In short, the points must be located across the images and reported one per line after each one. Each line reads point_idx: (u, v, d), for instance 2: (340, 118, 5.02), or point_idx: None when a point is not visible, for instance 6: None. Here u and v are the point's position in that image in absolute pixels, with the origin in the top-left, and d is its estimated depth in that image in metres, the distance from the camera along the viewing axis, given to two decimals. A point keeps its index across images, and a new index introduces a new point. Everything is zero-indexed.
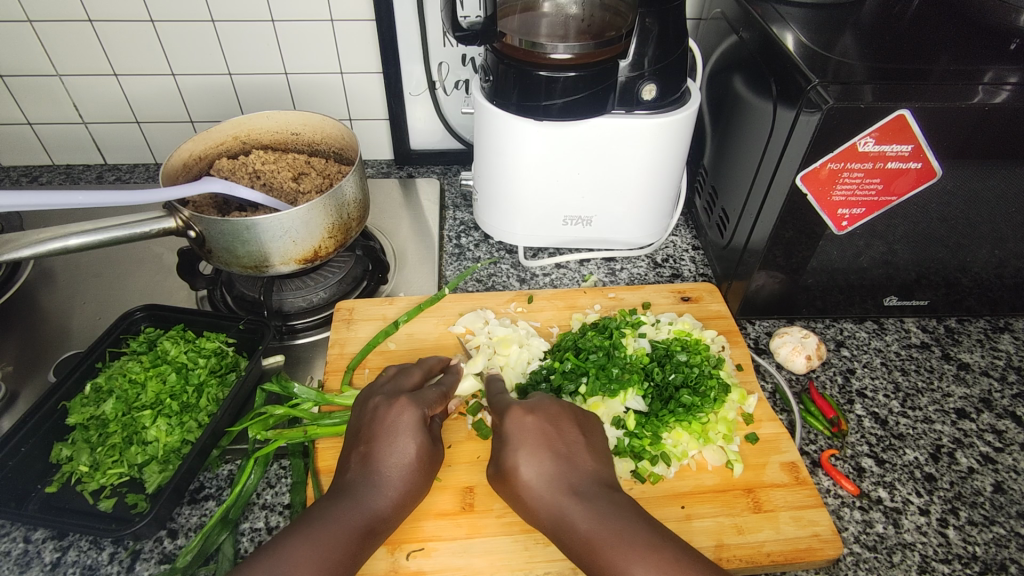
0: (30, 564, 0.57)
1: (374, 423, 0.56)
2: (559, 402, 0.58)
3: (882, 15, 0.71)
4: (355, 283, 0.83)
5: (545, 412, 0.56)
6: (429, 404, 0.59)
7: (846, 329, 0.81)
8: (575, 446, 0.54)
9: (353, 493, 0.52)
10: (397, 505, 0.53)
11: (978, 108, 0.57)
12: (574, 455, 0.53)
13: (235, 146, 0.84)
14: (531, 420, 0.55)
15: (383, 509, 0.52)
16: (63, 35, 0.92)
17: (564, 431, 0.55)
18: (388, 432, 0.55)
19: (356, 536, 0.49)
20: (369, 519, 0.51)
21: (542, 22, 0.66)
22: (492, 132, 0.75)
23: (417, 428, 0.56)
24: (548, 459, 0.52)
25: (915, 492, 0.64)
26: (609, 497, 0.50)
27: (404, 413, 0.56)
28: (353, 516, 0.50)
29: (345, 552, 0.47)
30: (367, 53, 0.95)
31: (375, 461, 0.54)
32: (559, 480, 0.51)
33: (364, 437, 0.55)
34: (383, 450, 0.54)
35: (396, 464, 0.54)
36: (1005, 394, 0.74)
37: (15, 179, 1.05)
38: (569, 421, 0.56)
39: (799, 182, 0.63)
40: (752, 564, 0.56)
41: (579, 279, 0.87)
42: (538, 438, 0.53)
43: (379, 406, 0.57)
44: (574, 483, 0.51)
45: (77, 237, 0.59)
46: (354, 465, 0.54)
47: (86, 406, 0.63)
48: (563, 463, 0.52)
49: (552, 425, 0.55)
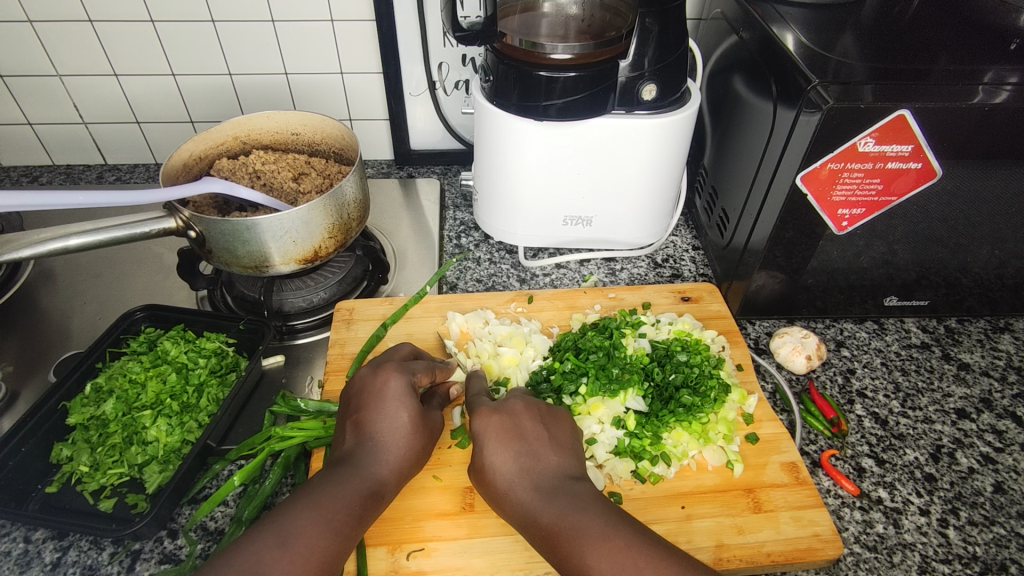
0: (31, 564, 0.57)
1: (364, 393, 0.56)
2: (522, 401, 0.57)
3: (882, 15, 0.71)
4: (355, 283, 0.83)
5: (507, 410, 0.56)
6: (414, 372, 0.60)
7: (846, 329, 0.81)
8: (539, 443, 0.53)
9: (350, 461, 0.52)
10: (395, 470, 0.53)
11: (978, 108, 0.57)
12: (538, 450, 0.53)
13: (235, 146, 0.84)
14: (496, 420, 0.54)
15: (382, 475, 0.52)
16: (63, 34, 0.92)
17: (528, 429, 0.54)
18: (377, 398, 0.56)
19: (359, 499, 0.49)
20: (371, 485, 0.51)
21: (542, 22, 0.66)
22: (493, 132, 0.75)
23: (407, 394, 0.56)
24: (513, 454, 0.52)
25: (915, 492, 0.64)
26: (570, 491, 0.49)
27: (393, 378, 0.57)
28: (354, 481, 0.50)
29: (350, 515, 0.48)
30: (367, 53, 0.95)
31: (367, 429, 0.54)
32: (523, 476, 0.51)
33: (356, 408, 0.56)
34: (374, 417, 0.55)
35: (388, 430, 0.54)
36: (1005, 394, 0.74)
37: (15, 179, 1.05)
38: (532, 420, 0.55)
39: (799, 182, 0.63)
40: (752, 564, 0.56)
41: (579, 279, 0.87)
42: (502, 435, 0.53)
43: (367, 376, 0.58)
44: (538, 479, 0.50)
45: (77, 237, 0.59)
46: (349, 435, 0.54)
47: (86, 406, 0.63)
48: (527, 459, 0.52)
49: (514, 424, 0.54)
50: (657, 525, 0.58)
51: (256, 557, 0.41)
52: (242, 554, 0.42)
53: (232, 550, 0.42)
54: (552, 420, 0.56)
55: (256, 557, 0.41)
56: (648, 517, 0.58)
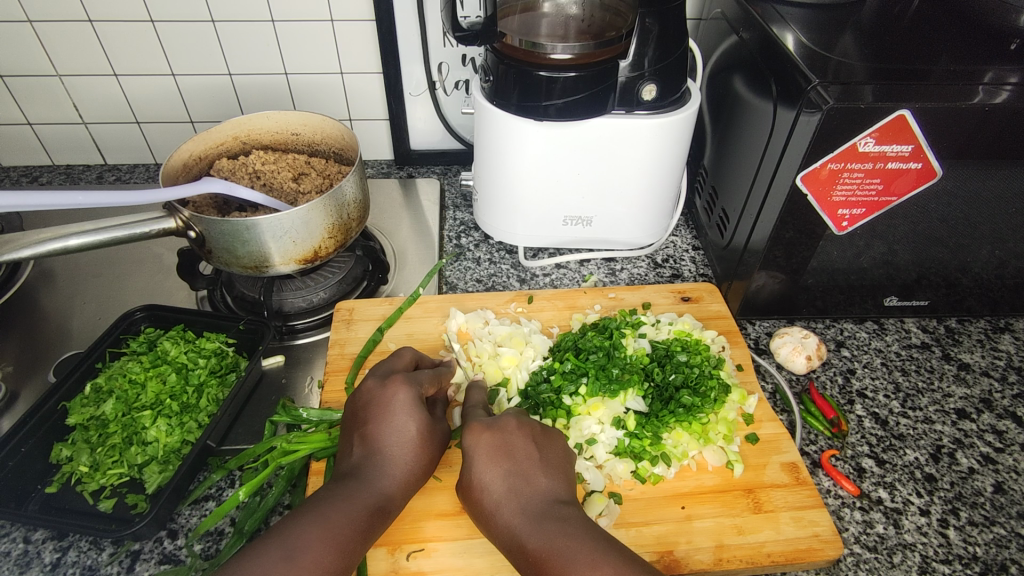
0: (30, 564, 0.57)
1: (371, 406, 0.56)
2: (517, 419, 0.56)
3: (882, 15, 0.71)
4: (355, 283, 0.83)
5: (500, 427, 0.55)
6: (422, 383, 0.60)
7: (846, 329, 0.81)
8: (530, 464, 0.52)
9: (357, 475, 0.52)
10: (403, 485, 0.53)
11: (978, 108, 0.57)
12: (529, 472, 0.52)
13: (234, 146, 0.84)
14: (486, 437, 0.54)
15: (390, 489, 0.52)
16: (63, 34, 0.92)
17: (519, 448, 0.53)
18: (385, 411, 0.56)
19: (366, 514, 0.49)
20: (378, 499, 0.51)
21: (542, 22, 0.66)
22: (493, 132, 0.75)
23: (415, 407, 0.57)
24: (501, 475, 0.51)
25: (915, 492, 0.64)
26: (558, 516, 0.48)
27: (400, 392, 0.57)
28: (361, 495, 0.50)
29: (357, 529, 0.48)
30: (367, 53, 0.95)
31: (374, 442, 0.54)
32: (510, 497, 0.50)
33: (363, 421, 0.56)
34: (382, 430, 0.55)
35: (396, 443, 0.54)
36: (1005, 395, 0.74)
37: (15, 179, 1.05)
38: (526, 439, 0.54)
39: (799, 182, 0.63)
40: (753, 564, 0.56)
41: (579, 280, 0.87)
42: (491, 454, 0.52)
43: (375, 388, 0.58)
44: (527, 503, 0.49)
45: (77, 237, 0.59)
46: (356, 448, 0.54)
47: (86, 406, 0.63)
48: (516, 480, 0.51)
49: (505, 442, 0.53)
50: (658, 525, 0.58)
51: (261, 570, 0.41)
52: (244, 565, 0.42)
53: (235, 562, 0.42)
54: (546, 442, 0.55)
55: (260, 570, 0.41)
56: (649, 517, 0.58)
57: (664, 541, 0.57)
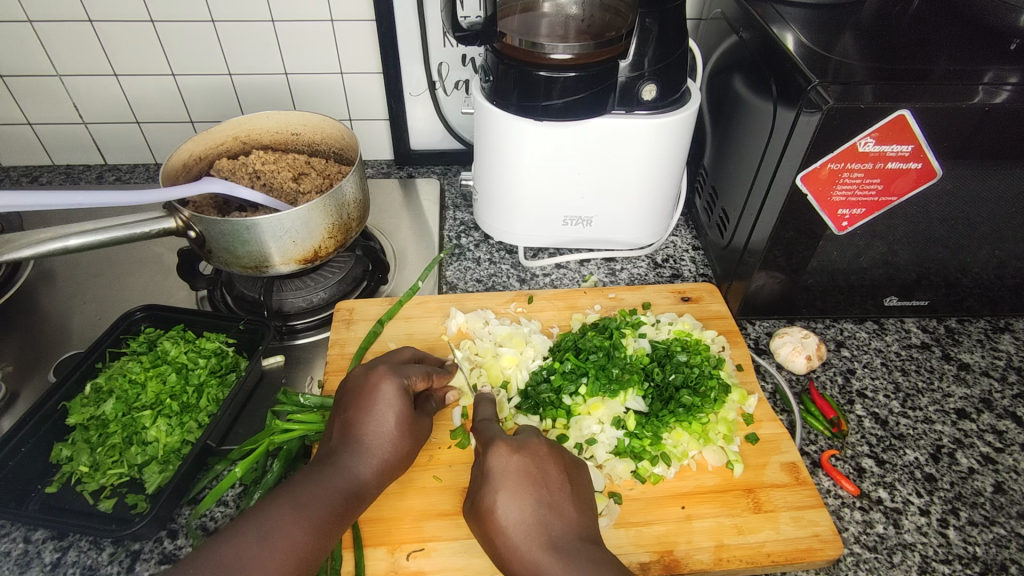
0: (30, 564, 0.57)
1: (355, 394, 0.57)
2: (546, 443, 0.56)
3: (881, 15, 0.71)
4: (355, 283, 0.83)
5: (531, 451, 0.54)
6: (409, 376, 0.59)
7: (846, 330, 0.81)
8: (560, 495, 0.51)
9: (334, 460, 0.52)
10: (379, 472, 0.53)
11: (978, 108, 0.57)
12: (557, 502, 0.51)
13: (235, 146, 0.84)
14: (517, 462, 0.53)
15: (366, 476, 0.52)
16: (63, 34, 0.92)
17: (550, 476, 0.53)
18: (368, 399, 0.56)
19: (340, 499, 0.50)
20: (353, 485, 0.51)
21: (542, 22, 0.66)
22: (493, 132, 0.75)
23: (398, 397, 0.56)
24: (531, 505, 0.50)
25: (915, 492, 0.64)
26: (588, 553, 0.47)
27: (384, 383, 0.57)
28: (337, 480, 0.51)
29: (330, 514, 0.48)
30: (367, 53, 0.95)
31: (354, 429, 0.54)
32: (538, 529, 0.49)
33: (346, 408, 0.56)
34: (363, 418, 0.55)
35: (376, 431, 0.54)
36: (1005, 395, 0.74)
37: (15, 179, 1.05)
38: (556, 466, 0.54)
39: (798, 182, 0.63)
40: (752, 564, 0.56)
41: (579, 279, 0.87)
42: (521, 481, 0.52)
43: (360, 377, 0.58)
44: (554, 533, 0.49)
45: (77, 237, 0.59)
46: (336, 434, 0.55)
47: (86, 406, 0.63)
48: (547, 512, 0.50)
49: (536, 469, 0.53)
50: (657, 525, 0.58)
51: (235, 552, 0.43)
52: (222, 546, 0.43)
53: (213, 543, 0.43)
54: (574, 472, 0.55)
55: (233, 552, 0.43)
56: (648, 517, 0.58)
57: (664, 541, 0.57)
